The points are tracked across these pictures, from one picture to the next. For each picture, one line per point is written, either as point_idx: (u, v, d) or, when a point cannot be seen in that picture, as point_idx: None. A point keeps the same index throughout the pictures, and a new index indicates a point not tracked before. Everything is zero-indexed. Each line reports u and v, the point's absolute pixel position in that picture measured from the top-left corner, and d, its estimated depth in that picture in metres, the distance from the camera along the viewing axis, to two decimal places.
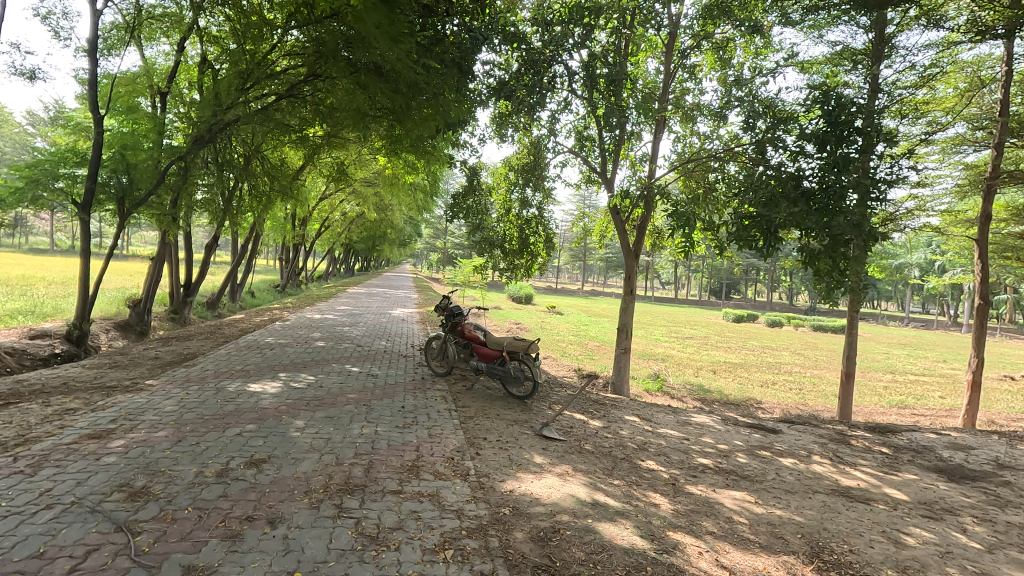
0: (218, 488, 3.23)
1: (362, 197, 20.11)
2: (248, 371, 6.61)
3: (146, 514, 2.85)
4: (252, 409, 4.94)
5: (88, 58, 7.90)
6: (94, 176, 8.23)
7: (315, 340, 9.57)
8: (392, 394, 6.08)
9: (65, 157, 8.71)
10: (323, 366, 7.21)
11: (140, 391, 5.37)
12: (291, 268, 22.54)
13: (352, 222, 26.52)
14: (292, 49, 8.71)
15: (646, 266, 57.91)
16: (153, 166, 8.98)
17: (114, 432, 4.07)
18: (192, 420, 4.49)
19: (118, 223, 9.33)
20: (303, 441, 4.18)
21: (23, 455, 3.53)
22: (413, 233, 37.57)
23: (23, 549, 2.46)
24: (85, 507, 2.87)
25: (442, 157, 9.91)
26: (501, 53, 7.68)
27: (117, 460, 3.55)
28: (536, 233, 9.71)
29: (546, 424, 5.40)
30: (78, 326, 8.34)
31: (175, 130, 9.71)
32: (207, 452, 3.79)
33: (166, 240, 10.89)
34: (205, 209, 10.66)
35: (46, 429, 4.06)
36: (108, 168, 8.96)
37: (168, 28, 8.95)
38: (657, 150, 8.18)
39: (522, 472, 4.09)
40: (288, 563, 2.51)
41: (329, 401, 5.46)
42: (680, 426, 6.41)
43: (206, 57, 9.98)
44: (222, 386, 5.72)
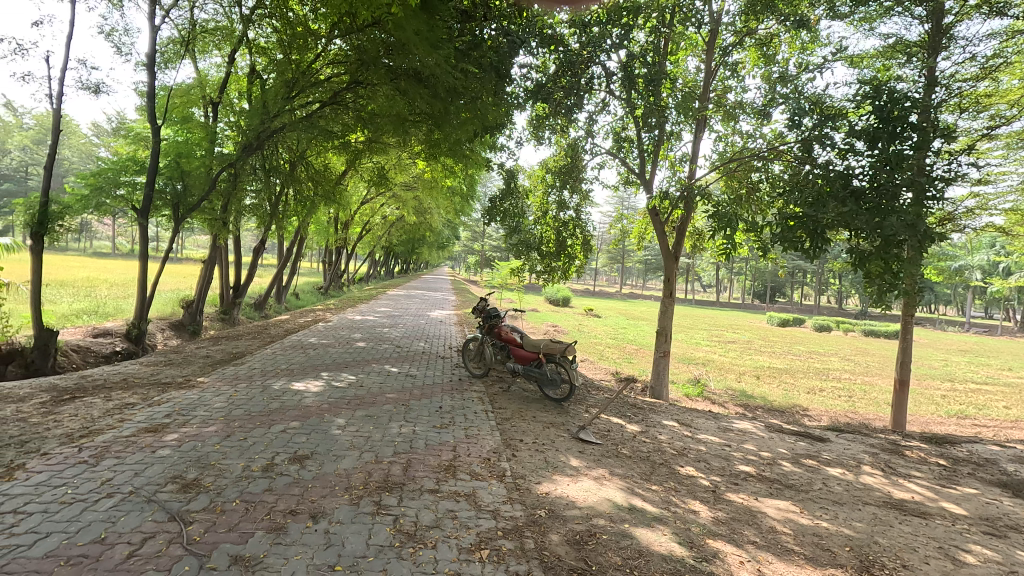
0: (263, 482, 3.35)
1: (403, 201, 20.49)
2: (293, 369, 6.82)
3: (198, 504, 2.99)
4: (296, 407, 5.10)
5: (148, 71, 8.34)
6: (151, 184, 8.66)
7: (356, 340, 9.82)
8: (430, 395, 6.16)
9: (126, 164, 9.23)
10: (363, 366, 7.37)
11: (192, 388, 5.63)
12: (334, 270, 23.14)
13: (393, 226, 27.07)
14: (336, 58, 8.92)
15: (686, 268, 56.81)
16: (205, 173, 9.41)
17: (168, 426, 4.28)
18: (240, 417, 4.67)
19: (173, 227, 9.71)
20: (343, 439, 4.27)
21: (87, 446, 3.75)
22: (452, 236, 37.98)
23: (86, 534, 2.61)
24: (142, 497, 3.02)
25: (480, 161, 10.01)
26: (538, 55, 7.73)
27: (172, 452, 3.73)
28: (574, 236, 9.66)
29: (583, 428, 5.37)
30: (137, 325, 8.80)
31: (226, 139, 10.16)
32: (254, 447, 3.93)
33: (218, 244, 11.34)
34: (254, 213, 11.14)
35: (108, 423, 4.30)
36: (164, 175, 9.39)
37: (220, 41, 9.37)
38: (697, 151, 8.04)
39: (557, 475, 4.08)
40: (329, 557, 2.58)
41: (369, 401, 5.57)
42: (721, 432, 6.26)
43: (254, 68, 10.38)
44: (268, 384, 5.92)
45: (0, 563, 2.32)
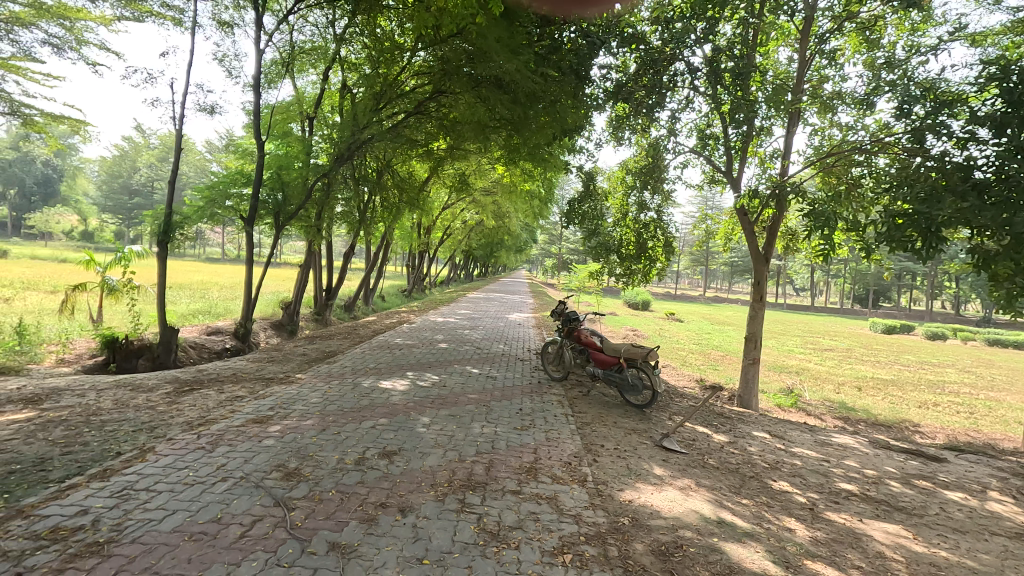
0: (356, 475, 3.54)
1: (482, 205, 20.91)
2: (380, 368, 7.16)
3: (299, 492, 3.21)
4: (384, 405, 5.34)
5: (254, 92, 9.11)
6: (256, 194, 9.38)
7: (439, 341, 10.14)
8: (510, 396, 6.23)
9: (234, 178, 10.03)
10: (445, 367, 7.58)
11: (292, 383, 6.06)
12: (416, 274, 24.02)
13: (472, 230, 27.67)
14: (420, 69, 9.29)
15: (777, 271, 53.56)
16: (302, 184, 10.11)
17: (272, 418, 4.63)
18: (334, 412, 4.96)
19: (275, 234, 10.48)
20: (429, 437, 4.42)
21: (204, 433, 4.14)
22: (530, 240, 38.20)
23: (206, 512, 2.88)
24: (251, 482, 3.29)
25: (559, 164, 10.02)
26: (618, 55, 7.63)
27: (275, 443, 4.03)
28: (655, 238, 9.24)
29: (666, 436, 5.21)
30: (243, 324, 9.58)
31: (320, 151, 10.87)
32: (347, 441, 4.17)
33: (313, 249, 12.13)
34: (344, 220, 11.81)
35: (221, 413, 4.72)
36: (267, 186, 10.17)
37: (316, 60, 10.06)
38: (789, 146, 7.57)
39: (640, 483, 3.98)
40: (417, 550, 2.68)
41: (451, 400, 5.73)
42: (818, 446, 5.84)
43: (346, 83, 11.02)
44: (358, 382, 6.25)
45: (137, 534, 2.61)
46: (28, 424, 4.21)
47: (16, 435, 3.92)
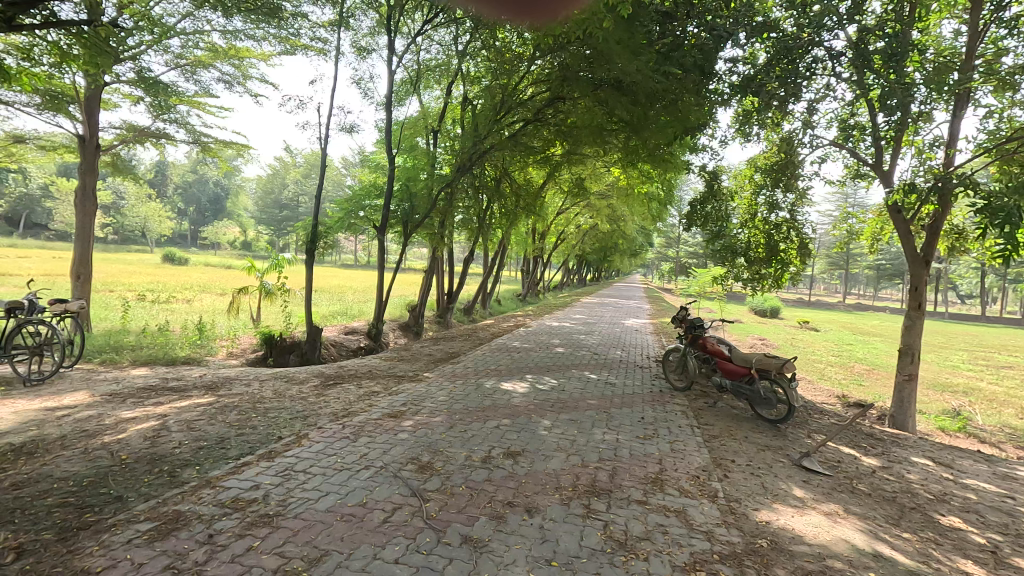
0: (483, 472, 3.67)
1: (597, 209, 20.71)
2: (501, 371, 7.36)
3: (433, 485, 3.40)
4: (506, 406, 5.49)
5: (386, 110, 9.88)
6: (387, 205, 10.16)
7: (555, 346, 10.21)
8: (631, 404, 6.09)
9: (368, 191, 10.96)
10: (563, 372, 7.60)
11: (420, 381, 6.45)
12: (531, 279, 24.40)
13: (586, 234, 27.52)
14: (538, 77, 9.43)
15: (935, 275, 46.88)
16: (427, 194, 10.73)
17: (405, 413, 4.96)
18: (460, 411, 5.19)
19: (402, 242, 11.19)
20: (551, 440, 4.47)
21: (349, 424, 4.55)
22: (645, 243, 37.14)
23: (353, 496, 3.16)
24: (390, 472, 3.55)
25: (679, 165, 9.65)
26: (746, 46, 7.18)
27: (409, 436, 4.31)
28: (788, 240, 8.55)
29: (806, 455, 4.78)
30: (375, 325, 10.36)
31: (443, 162, 11.48)
32: (473, 439, 4.34)
33: (436, 255, 12.83)
34: (464, 227, 12.34)
35: (361, 406, 5.15)
36: (396, 198, 10.95)
37: (440, 77, 10.65)
38: (956, 132, 6.62)
39: (778, 504, 3.69)
40: (545, 551, 2.72)
41: (571, 405, 5.74)
42: (999, 479, 5.00)
43: (466, 96, 11.51)
44: (481, 383, 6.48)
45: (299, 510, 2.93)
46: (210, 408, 4.91)
47: (202, 416, 4.59)
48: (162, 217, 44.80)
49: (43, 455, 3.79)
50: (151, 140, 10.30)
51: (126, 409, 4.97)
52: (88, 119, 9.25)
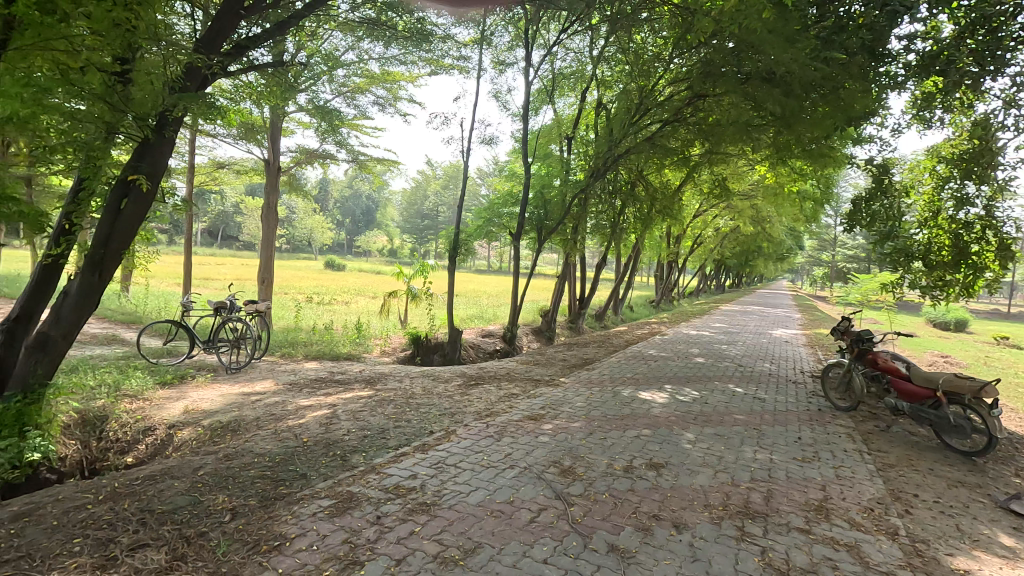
0: (626, 482, 3.61)
1: (739, 211, 19.37)
2: (637, 379, 7.18)
3: (576, 489, 3.42)
4: (646, 416, 5.34)
5: (523, 121, 10.19)
6: (523, 213, 10.44)
7: (694, 355, 9.72)
8: (784, 422, 5.59)
9: (505, 200, 11.33)
10: (705, 383, 7.20)
11: (557, 386, 6.52)
12: (665, 285, 23.50)
13: (726, 237, 25.85)
14: (677, 76, 9.15)
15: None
16: (561, 201, 10.85)
17: (544, 417, 5.05)
18: (599, 417, 5.16)
19: (537, 248, 11.40)
20: (696, 455, 4.26)
21: (492, 423, 4.75)
22: (794, 246, 33.91)
23: (501, 494, 3.28)
24: (534, 473, 3.64)
25: (840, 159, 8.71)
26: (928, 20, 6.27)
27: (550, 439, 4.38)
28: (983, 242, 7.22)
29: (1016, 497, 4.01)
30: (511, 329, 10.68)
31: (577, 168, 11.53)
32: (614, 447, 4.29)
33: (569, 261, 12.89)
34: (597, 233, 12.25)
35: (502, 407, 5.34)
36: (532, 205, 11.20)
37: (575, 83, 10.74)
38: None
39: (979, 551, 3.14)
40: (697, 571, 2.59)
41: (716, 419, 5.42)
42: None
43: (600, 100, 11.48)
44: (618, 391, 6.38)
45: (452, 502, 3.12)
46: (371, 400, 5.43)
47: (364, 408, 5.10)
48: (325, 228, 50.56)
49: (244, 433, 4.47)
50: (320, 160, 11.68)
51: (303, 397, 5.69)
52: (273, 146, 10.74)
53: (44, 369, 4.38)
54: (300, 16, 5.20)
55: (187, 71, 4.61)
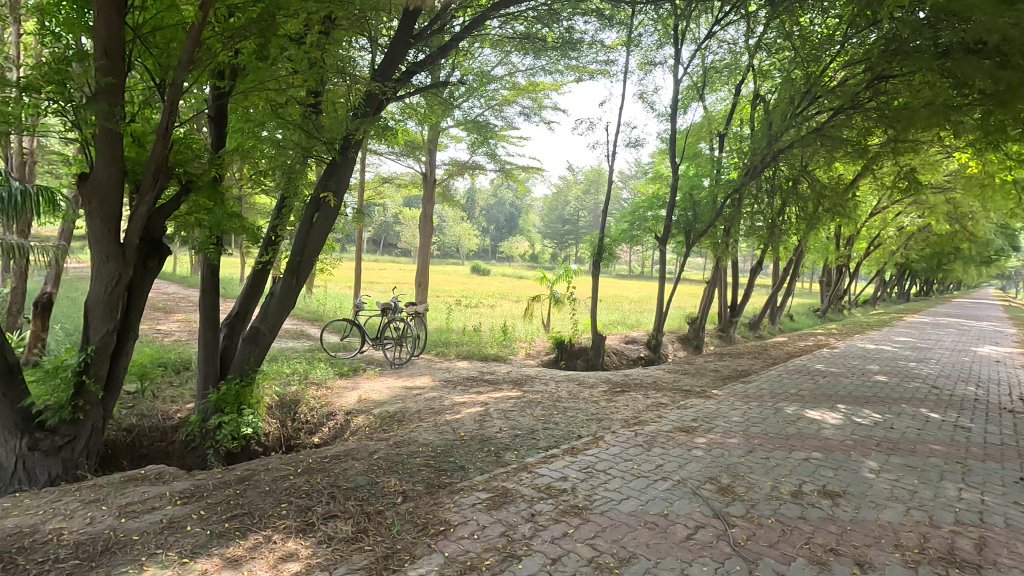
0: (796, 508, 3.29)
1: (931, 207, 16.63)
2: (803, 396, 6.51)
3: (736, 510, 3.20)
4: (815, 437, 4.82)
5: (671, 121, 9.83)
6: (670, 215, 10.02)
7: (873, 372, 8.54)
8: (1000, 458, 4.67)
9: (652, 203, 10.90)
10: (889, 406, 6.29)
11: (709, 398, 6.16)
12: (833, 291, 21.00)
13: (912, 238, 22.36)
14: (854, 56, 8.28)
15: None
16: (712, 203, 10.18)
17: (697, 430, 4.81)
18: (759, 435, 4.77)
19: (685, 252, 10.86)
20: (881, 486, 3.74)
21: (641, 432, 4.63)
22: (1007, 247, 28.18)
23: (654, 505, 3.19)
24: (689, 488, 3.48)
25: None
26: None
27: (704, 454, 4.15)
28: None
29: None
30: (656, 336, 10.32)
31: (730, 167, 10.80)
32: (779, 469, 3.93)
33: (720, 266, 12.10)
34: (753, 235, 11.34)
35: (651, 416, 5.19)
36: (679, 208, 10.68)
37: (729, 76, 10.12)
38: None
39: None
40: None
41: (905, 447, 4.70)
42: None
43: (758, 92, 10.66)
44: (780, 407, 5.84)
45: (604, 508, 3.11)
46: (519, 401, 5.63)
47: (514, 407, 5.29)
48: (472, 235, 53.47)
49: (409, 423, 4.90)
50: (470, 171, 12.38)
51: (458, 394, 6.07)
52: (429, 160, 11.63)
53: (256, 357, 5.20)
54: (460, 38, 5.66)
55: (368, 97, 5.18)
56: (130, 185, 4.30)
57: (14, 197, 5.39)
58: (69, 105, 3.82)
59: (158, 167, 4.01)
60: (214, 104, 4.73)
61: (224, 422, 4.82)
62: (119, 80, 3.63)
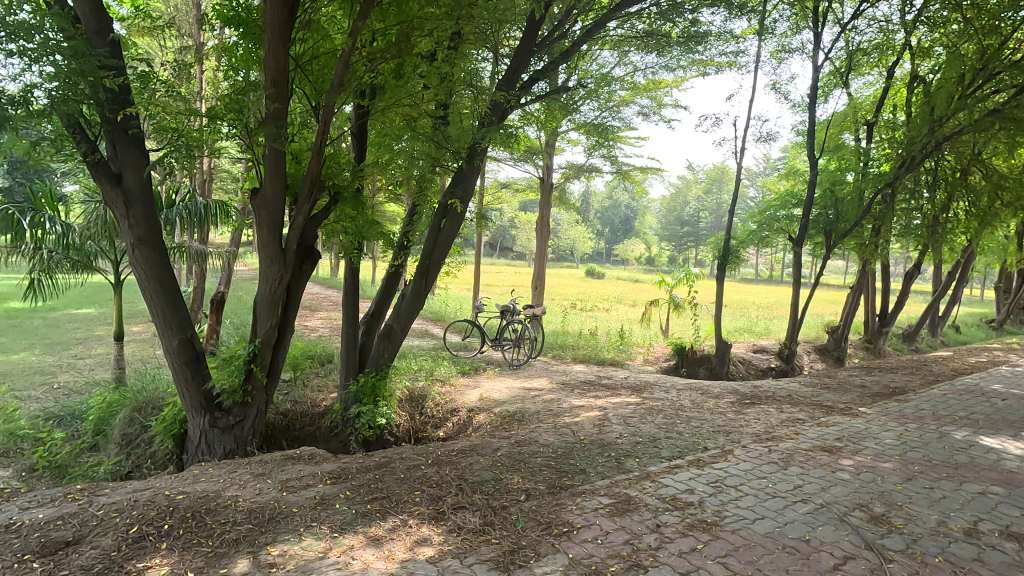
0: (970, 549, 2.85)
1: None
2: (977, 420, 5.62)
3: (894, 544, 2.85)
4: (995, 469, 4.13)
5: (808, 111, 9.03)
6: (807, 214, 9.15)
7: None
8: None
9: (785, 201, 9.98)
10: None
11: (856, 416, 5.55)
12: (1014, 300, 17.89)
13: None
14: None
15: None
16: (858, 199, 9.09)
17: (842, 450, 4.35)
18: (920, 461, 4.20)
19: (825, 254, 9.87)
20: None
21: (775, 449, 4.30)
22: None
23: (794, 529, 2.94)
24: (834, 513, 3.16)
25: None
26: None
27: (852, 478, 3.75)
28: None
29: None
30: (789, 346, 9.51)
31: (880, 159, 9.63)
32: (947, 502, 3.43)
33: (868, 270, 10.82)
34: (909, 235, 10.00)
35: (786, 432, 4.80)
36: (818, 205, 9.68)
37: (880, 57, 9.09)
38: None
39: None
40: None
41: None
42: None
43: (916, 73, 9.43)
44: (946, 431, 5.09)
45: (736, 526, 2.93)
46: (640, 407, 5.49)
47: (634, 414, 5.18)
48: (586, 238, 53.16)
49: (528, 424, 5.00)
50: (586, 174, 12.32)
51: (576, 397, 6.07)
52: (546, 165, 11.76)
53: (389, 353, 5.61)
54: (581, 42, 5.68)
55: (492, 106, 5.36)
56: (289, 197, 4.87)
57: (196, 210, 6.48)
58: (244, 130, 4.41)
59: (313, 181, 4.51)
60: (356, 122, 5.19)
61: (362, 411, 5.28)
62: (284, 105, 4.13)
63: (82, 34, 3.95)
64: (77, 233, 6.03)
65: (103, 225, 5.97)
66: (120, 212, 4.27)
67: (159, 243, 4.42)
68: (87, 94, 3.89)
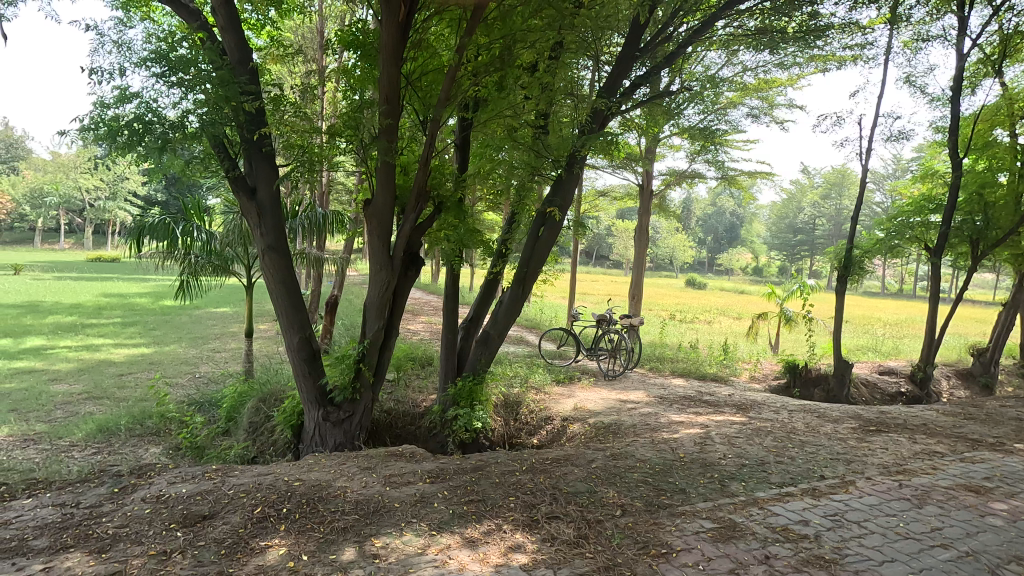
0: None
1: None
2: None
3: None
4: None
5: (951, 105, 8.02)
6: (949, 221, 8.13)
7: None
8: None
9: (921, 206, 8.92)
10: None
11: (1009, 453, 4.81)
12: None
13: None
14: None
15: None
16: None
17: (992, 491, 3.78)
18: None
19: (970, 266, 8.70)
20: None
21: (908, 484, 3.83)
22: None
23: None
24: (983, 564, 2.75)
25: None
26: None
27: (1006, 525, 3.24)
28: None
29: None
30: (923, 369, 8.44)
31: None
32: None
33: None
34: None
35: (921, 466, 4.26)
36: (962, 210, 8.56)
37: None
38: None
39: None
40: None
41: None
42: None
43: None
44: None
45: (860, 567, 2.64)
46: (746, 428, 5.14)
47: (740, 434, 4.86)
48: (687, 247, 51.07)
49: (625, 438, 4.87)
50: (689, 180, 11.84)
51: (675, 413, 5.81)
52: (647, 171, 11.45)
53: (486, 358, 5.72)
54: (687, 44, 5.47)
55: (593, 114, 5.30)
56: (397, 207, 5.15)
57: (315, 220, 7.06)
58: (359, 145, 4.72)
59: (419, 192, 4.73)
60: (460, 134, 5.37)
61: (459, 414, 5.44)
62: (395, 121, 4.37)
63: (228, 64, 4.45)
64: (218, 241, 6.78)
65: (240, 234, 6.67)
66: (254, 222, 4.76)
67: (285, 249, 4.87)
68: (231, 117, 4.34)
